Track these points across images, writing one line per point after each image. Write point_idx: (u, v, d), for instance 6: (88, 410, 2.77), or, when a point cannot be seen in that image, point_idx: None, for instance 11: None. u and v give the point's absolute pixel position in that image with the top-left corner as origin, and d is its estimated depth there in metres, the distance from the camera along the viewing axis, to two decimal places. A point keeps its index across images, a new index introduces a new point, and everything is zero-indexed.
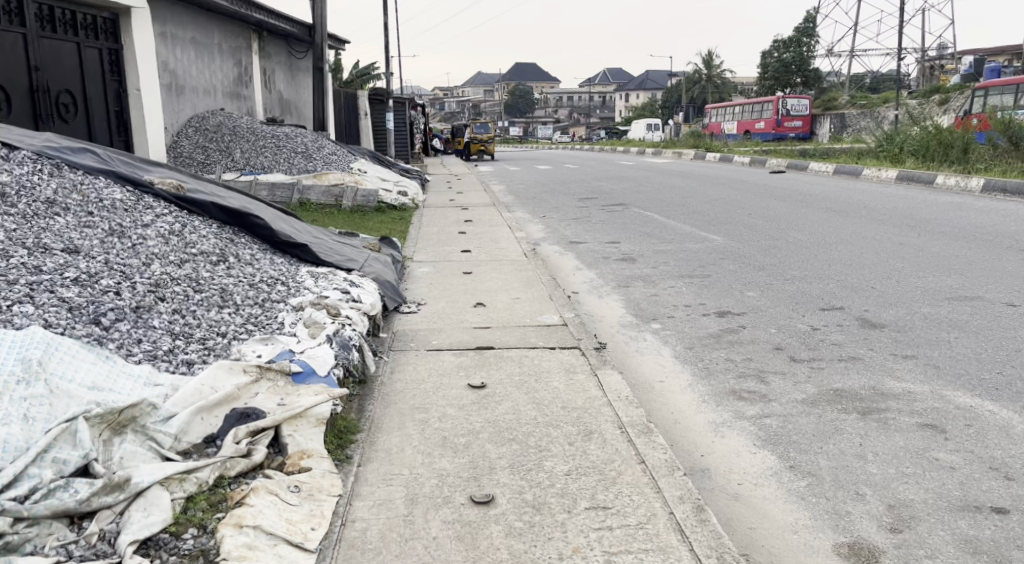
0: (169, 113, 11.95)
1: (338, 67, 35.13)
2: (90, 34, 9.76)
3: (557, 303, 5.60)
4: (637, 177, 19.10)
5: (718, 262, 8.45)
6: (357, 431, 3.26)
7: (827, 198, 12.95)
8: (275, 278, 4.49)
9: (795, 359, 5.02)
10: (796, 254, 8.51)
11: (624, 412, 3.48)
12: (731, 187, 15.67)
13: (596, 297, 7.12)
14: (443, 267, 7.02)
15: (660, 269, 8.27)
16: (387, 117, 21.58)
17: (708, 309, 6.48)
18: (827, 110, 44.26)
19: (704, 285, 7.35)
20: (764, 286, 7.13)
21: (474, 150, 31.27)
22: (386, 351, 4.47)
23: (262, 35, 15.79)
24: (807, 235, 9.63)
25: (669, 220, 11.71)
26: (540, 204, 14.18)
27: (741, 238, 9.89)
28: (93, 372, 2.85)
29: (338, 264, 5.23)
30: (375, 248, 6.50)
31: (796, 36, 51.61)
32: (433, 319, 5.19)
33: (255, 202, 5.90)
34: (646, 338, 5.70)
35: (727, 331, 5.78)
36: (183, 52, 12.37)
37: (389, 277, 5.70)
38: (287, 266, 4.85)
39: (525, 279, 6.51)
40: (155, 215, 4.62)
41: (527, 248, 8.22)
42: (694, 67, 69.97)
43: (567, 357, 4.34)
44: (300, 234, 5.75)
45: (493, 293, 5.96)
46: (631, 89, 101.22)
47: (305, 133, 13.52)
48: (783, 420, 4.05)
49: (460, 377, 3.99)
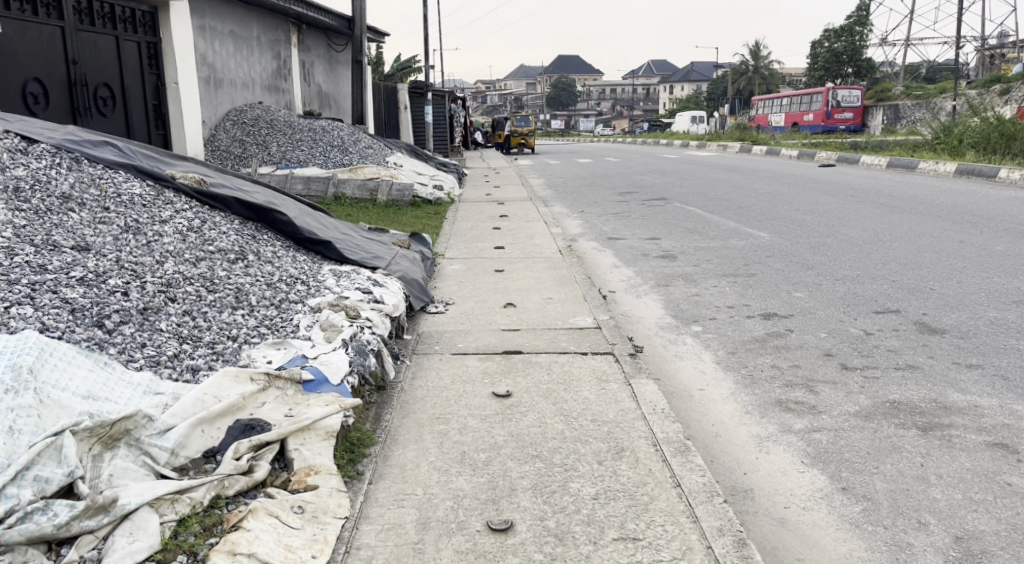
0: (207, 107, 11.92)
1: (379, 60, 35.10)
2: (129, 27, 9.72)
3: (592, 304, 5.35)
4: (680, 170, 18.71)
5: (764, 260, 8.11)
6: (370, 443, 3.06)
7: (879, 193, 12.46)
8: (294, 277, 4.32)
9: (846, 367, 4.70)
10: (847, 252, 8.13)
11: (659, 428, 3.22)
12: (778, 181, 15.22)
13: (634, 296, 6.85)
14: (475, 264, 6.81)
15: (703, 266, 7.96)
16: (427, 110, 21.44)
17: (753, 310, 6.17)
18: (880, 102, 43.06)
19: (749, 284, 7.03)
20: (814, 286, 6.79)
21: (515, 143, 31.05)
22: (409, 355, 4.26)
23: (302, 29, 15.75)
24: (860, 232, 9.22)
25: (713, 215, 11.36)
26: (579, 198, 13.91)
27: (788, 234, 9.52)
28: (88, 379, 2.67)
29: (363, 262, 5.06)
30: (404, 244, 6.31)
31: (848, 25, 50.31)
32: (461, 320, 4.98)
33: (279, 197, 5.74)
34: (687, 342, 5.42)
35: (772, 336, 5.47)
36: (222, 45, 12.33)
37: (417, 276, 5.50)
38: (310, 264, 4.69)
39: (560, 277, 6.27)
40: (175, 211, 4.47)
41: (563, 245, 7.98)
42: (741, 59, 68.77)
43: (600, 363, 4.09)
44: (325, 230, 5.59)
45: (527, 293, 5.73)
46: (675, 81, 99.95)
47: (342, 126, 13.42)
48: (833, 436, 3.75)
49: (484, 385, 3.77)
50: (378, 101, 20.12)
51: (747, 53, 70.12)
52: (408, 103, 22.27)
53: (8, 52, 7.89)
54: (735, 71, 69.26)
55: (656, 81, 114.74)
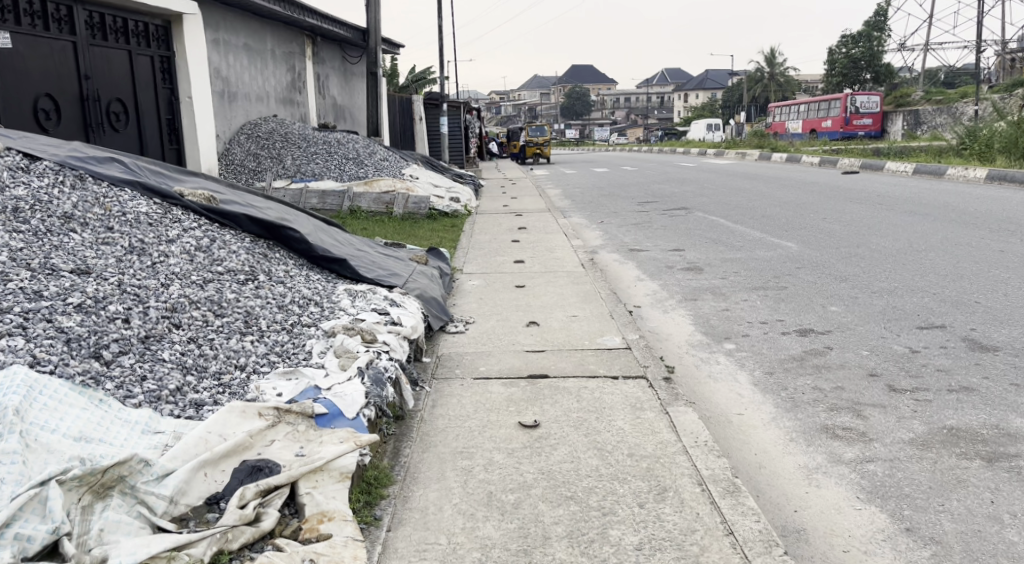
0: (222, 120, 11.77)
1: (393, 72, 35.03)
2: (142, 42, 9.57)
3: (620, 322, 5.10)
4: (699, 179, 18.44)
5: (794, 272, 7.83)
6: (388, 483, 2.81)
7: (908, 201, 12.16)
8: (307, 298, 4.08)
9: (894, 390, 4.42)
10: (880, 264, 7.85)
11: (704, 463, 2.97)
12: (801, 189, 14.94)
13: (662, 311, 6.59)
14: (495, 279, 6.57)
15: (731, 279, 7.70)
16: (443, 121, 21.29)
17: (788, 327, 5.90)
18: (899, 108, 42.57)
19: (781, 298, 6.76)
20: (850, 300, 6.53)
21: (530, 153, 30.80)
22: (429, 380, 4.01)
23: (316, 41, 15.62)
24: (892, 242, 8.93)
25: (738, 225, 11.08)
26: (598, 209, 13.68)
27: (817, 244, 9.24)
28: (81, 419, 2.43)
29: (378, 280, 4.83)
30: (422, 260, 6.07)
31: (866, 30, 49.81)
32: (483, 340, 4.73)
33: (292, 213, 5.52)
34: (720, 362, 5.17)
35: (810, 355, 5.20)
36: (236, 58, 12.19)
37: (436, 294, 5.26)
38: (323, 283, 4.46)
39: (584, 293, 6.02)
40: (182, 230, 4.24)
41: (585, 258, 7.72)
42: (757, 66, 68.38)
43: (633, 388, 3.83)
44: (340, 247, 5.36)
45: (551, 310, 5.48)
46: (690, 89, 99.63)
47: (357, 139, 13.24)
48: (889, 467, 3.47)
49: (510, 413, 3.52)
50: (393, 112, 19.97)
51: (762, 60, 69.73)
52: (423, 114, 22.11)
53: (19, 67, 7.74)
54: (751, 79, 68.81)
55: (670, 90, 114.43)
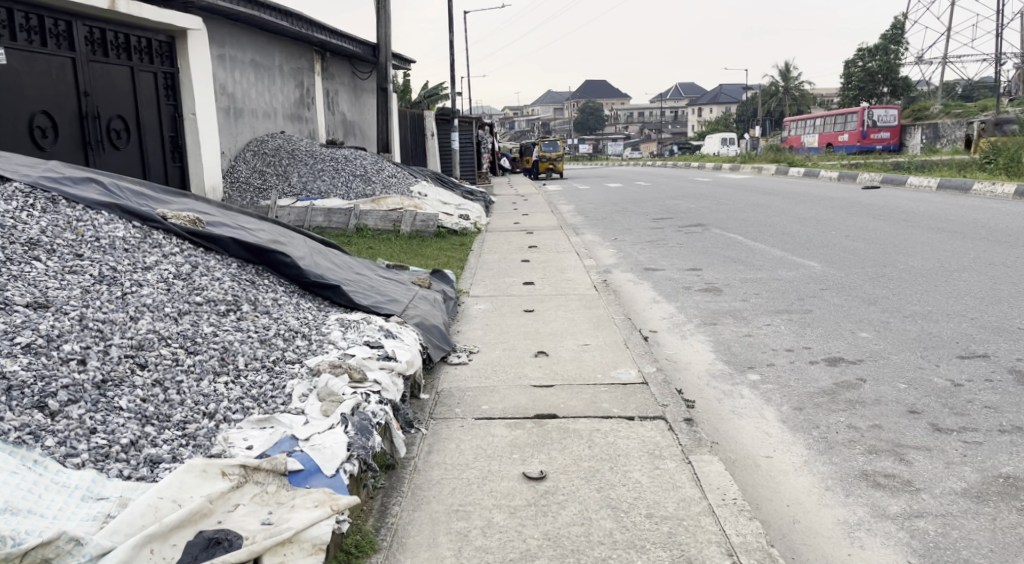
0: (227, 137, 11.49)
1: (405, 87, 34.84)
2: (145, 57, 9.28)
3: (636, 352, 4.74)
4: (715, 194, 18.07)
5: (819, 293, 7.46)
6: (369, 554, 2.45)
7: (933, 217, 11.75)
8: (293, 330, 3.73)
9: (938, 430, 4.08)
10: (910, 286, 7.47)
11: (734, 527, 2.62)
12: (821, 205, 14.55)
13: (680, 336, 6.22)
14: (502, 303, 6.22)
15: (752, 301, 7.31)
16: (454, 136, 21.01)
17: (816, 355, 5.52)
18: (917, 121, 42.11)
19: (807, 323, 6.38)
20: (881, 325, 6.17)
21: (544, 168, 30.54)
22: (426, 420, 3.65)
23: (325, 56, 15.40)
24: (920, 261, 8.58)
25: (757, 242, 10.72)
26: (612, 225, 13.34)
27: (841, 264, 8.85)
28: (9, 489, 2.12)
29: (375, 308, 4.48)
30: (425, 283, 5.72)
31: (882, 43, 49.37)
32: (487, 373, 4.38)
33: (286, 234, 5.19)
34: (745, 395, 4.80)
35: (842, 387, 4.83)
36: (242, 74, 11.94)
37: (437, 321, 4.91)
38: (313, 313, 4.11)
39: (597, 318, 5.66)
40: (162, 255, 3.91)
41: (598, 278, 7.35)
42: (771, 80, 68.04)
43: (651, 430, 3.47)
44: (336, 272, 5.02)
45: (562, 337, 5.12)
46: (703, 104, 99.28)
47: (365, 155, 12.95)
48: (942, 525, 3.16)
49: (513, 461, 3.16)
50: (404, 128, 19.71)
51: (777, 75, 69.38)
52: (434, 129, 21.84)
53: (13, 84, 7.44)
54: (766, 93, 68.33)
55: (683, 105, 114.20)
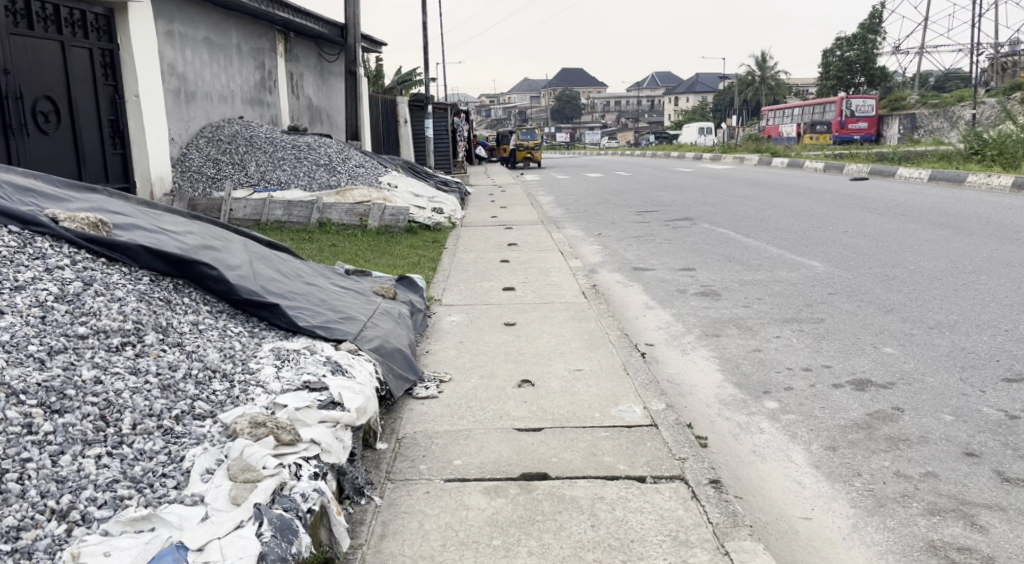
0: (178, 122, 10.56)
1: (378, 73, 33.82)
2: (78, 32, 8.37)
3: (638, 380, 3.98)
4: (699, 185, 17.37)
5: (828, 298, 6.76)
6: None
7: (933, 212, 11.12)
8: (211, 368, 2.91)
9: (1009, 480, 3.37)
10: (927, 290, 6.77)
11: None
12: (811, 197, 13.90)
13: (680, 350, 5.47)
14: (479, 314, 5.44)
15: (756, 308, 6.59)
16: (428, 124, 20.10)
17: (840, 377, 4.78)
18: (895, 111, 41.83)
19: (822, 336, 5.65)
20: (905, 337, 5.47)
21: (521, 157, 29.74)
22: (381, 484, 2.86)
23: (288, 37, 14.45)
24: (931, 261, 7.92)
25: (750, 239, 10.02)
26: (594, 218, 12.59)
27: (846, 264, 8.16)
28: None
29: (323, 333, 3.67)
30: (389, 293, 4.91)
31: (860, 32, 48.96)
32: (461, 410, 3.60)
33: (220, 238, 4.34)
34: (765, 430, 4.07)
35: (878, 419, 4.10)
36: (195, 53, 11.00)
37: (401, 342, 4.11)
38: (242, 343, 3.29)
39: (589, 335, 4.88)
40: (42, 267, 3.09)
41: (585, 282, 6.60)
42: (748, 70, 67.72)
43: (670, 499, 2.72)
44: (279, 284, 4.18)
45: (549, 360, 4.34)
46: (679, 94, 98.89)
47: (331, 142, 12.05)
48: None
49: (496, 552, 2.40)
50: (375, 114, 18.78)
51: (754, 65, 69.03)
52: (407, 116, 20.91)
53: None
54: (743, 82, 67.96)
55: (660, 95, 113.88)
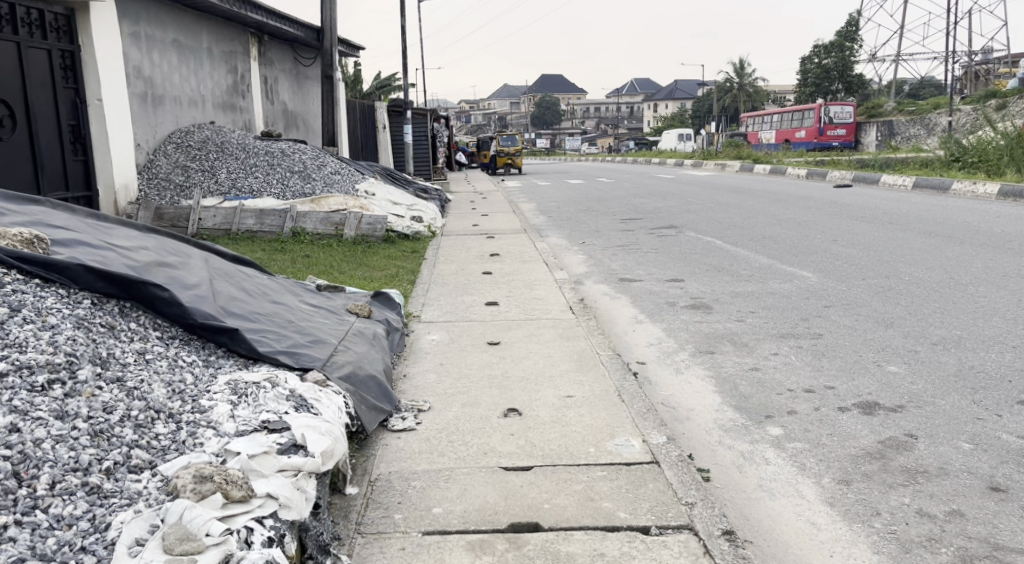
0: (144, 127, 10.14)
1: (357, 78, 33.46)
2: (36, 32, 7.95)
3: (634, 408, 3.66)
4: (683, 192, 17.14)
5: (824, 311, 6.49)
6: None
7: (921, 220, 10.92)
8: (154, 408, 2.55)
9: None
10: (925, 302, 6.51)
11: None
12: (796, 204, 13.69)
13: (674, 369, 5.15)
14: (461, 331, 5.10)
15: (749, 322, 6.30)
16: (406, 130, 19.73)
17: (845, 399, 4.47)
18: (872, 118, 42.03)
19: (823, 353, 5.35)
20: (909, 353, 5.19)
21: (501, 163, 29.48)
22: (350, 539, 2.53)
23: (262, 40, 14.05)
24: (926, 272, 7.68)
25: (738, 248, 9.76)
26: (578, 226, 12.29)
27: (839, 274, 7.91)
28: None
29: (286, 362, 3.31)
30: (363, 311, 4.56)
31: (838, 40, 49.21)
32: (443, 444, 3.26)
33: (177, 254, 3.97)
34: (771, 460, 3.75)
35: (893, 447, 3.79)
36: (162, 56, 10.58)
37: (376, 367, 3.76)
38: (194, 377, 2.92)
39: (579, 355, 4.55)
40: None
41: (572, 295, 6.28)
42: (726, 77, 68.02)
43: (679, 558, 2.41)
44: (241, 305, 3.81)
45: (536, 386, 4.00)
46: (658, 100, 99.25)
47: (305, 148, 11.65)
48: None
49: None
50: (354, 119, 18.39)
51: (732, 72, 69.36)
52: (386, 121, 20.54)
53: None
54: (721, 89, 68.28)
55: (639, 102, 114.31)
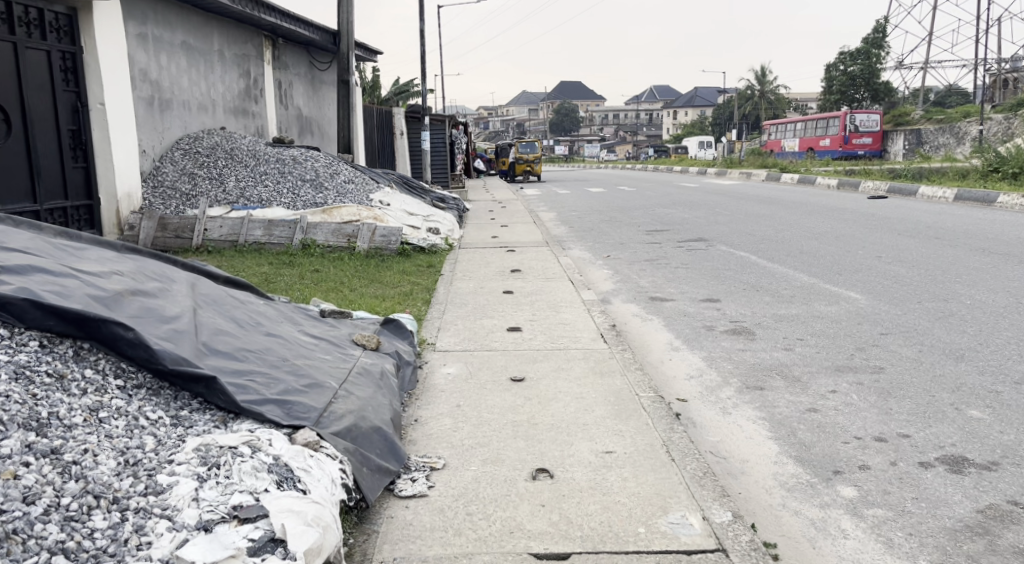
0: (151, 132, 9.69)
1: (374, 84, 33.08)
2: (34, 33, 7.49)
3: (684, 469, 3.08)
4: (709, 202, 16.47)
5: (882, 339, 5.86)
6: None
7: (970, 235, 10.23)
8: (91, 490, 2.07)
9: None
10: (995, 331, 5.86)
11: None
12: (831, 217, 13.02)
13: (721, 409, 4.56)
14: (481, 364, 4.53)
15: (799, 352, 5.68)
16: (424, 135, 19.22)
17: (927, 452, 3.85)
18: (899, 126, 41.16)
19: (890, 392, 4.73)
20: (991, 394, 4.56)
21: (520, 170, 28.92)
22: None
23: (277, 43, 13.61)
24: (987, 295, 7.02)
25: (774, 264, 9.14)
26: (602, 238, 11.70)
27: (890, 296, 7.27)
28: None
29: (275, 417, 2.76)
30: (370, 342, 4.02)
31: (863, 46, 48.25)
32: (460, 519, 2.69)
33: (157, 279, 3.47)
34: (850, 532, 3.16)
35: (997, 517, 3.18)
36: (170, 58, 10.13)
37: (382, 414, 3.21)
38: (157, 440, 2.41)
39: (616, 396, 3.97)
40: None
41: (602, 320, 5.70)
42: (748, 84, 67.13)
43: None
44: (227, 338, 3.27)
45: (568, 437, 3.43)
46: (677, 106, 98.50)
47: (318, 155, 11.16)
48: None
49: None
50: (371, 125, 17.91)
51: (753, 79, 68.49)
52: (402, 128, 20.03)
53: None
54: (742, 96, 67.42)
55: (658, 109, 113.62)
